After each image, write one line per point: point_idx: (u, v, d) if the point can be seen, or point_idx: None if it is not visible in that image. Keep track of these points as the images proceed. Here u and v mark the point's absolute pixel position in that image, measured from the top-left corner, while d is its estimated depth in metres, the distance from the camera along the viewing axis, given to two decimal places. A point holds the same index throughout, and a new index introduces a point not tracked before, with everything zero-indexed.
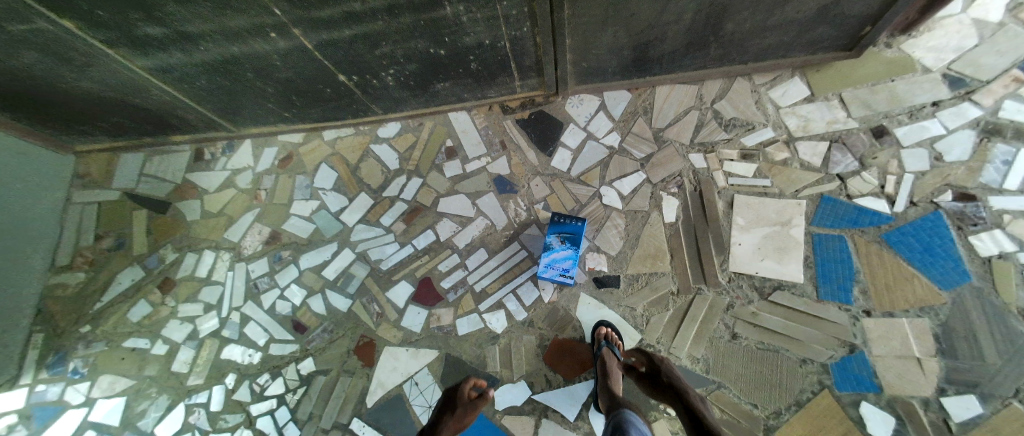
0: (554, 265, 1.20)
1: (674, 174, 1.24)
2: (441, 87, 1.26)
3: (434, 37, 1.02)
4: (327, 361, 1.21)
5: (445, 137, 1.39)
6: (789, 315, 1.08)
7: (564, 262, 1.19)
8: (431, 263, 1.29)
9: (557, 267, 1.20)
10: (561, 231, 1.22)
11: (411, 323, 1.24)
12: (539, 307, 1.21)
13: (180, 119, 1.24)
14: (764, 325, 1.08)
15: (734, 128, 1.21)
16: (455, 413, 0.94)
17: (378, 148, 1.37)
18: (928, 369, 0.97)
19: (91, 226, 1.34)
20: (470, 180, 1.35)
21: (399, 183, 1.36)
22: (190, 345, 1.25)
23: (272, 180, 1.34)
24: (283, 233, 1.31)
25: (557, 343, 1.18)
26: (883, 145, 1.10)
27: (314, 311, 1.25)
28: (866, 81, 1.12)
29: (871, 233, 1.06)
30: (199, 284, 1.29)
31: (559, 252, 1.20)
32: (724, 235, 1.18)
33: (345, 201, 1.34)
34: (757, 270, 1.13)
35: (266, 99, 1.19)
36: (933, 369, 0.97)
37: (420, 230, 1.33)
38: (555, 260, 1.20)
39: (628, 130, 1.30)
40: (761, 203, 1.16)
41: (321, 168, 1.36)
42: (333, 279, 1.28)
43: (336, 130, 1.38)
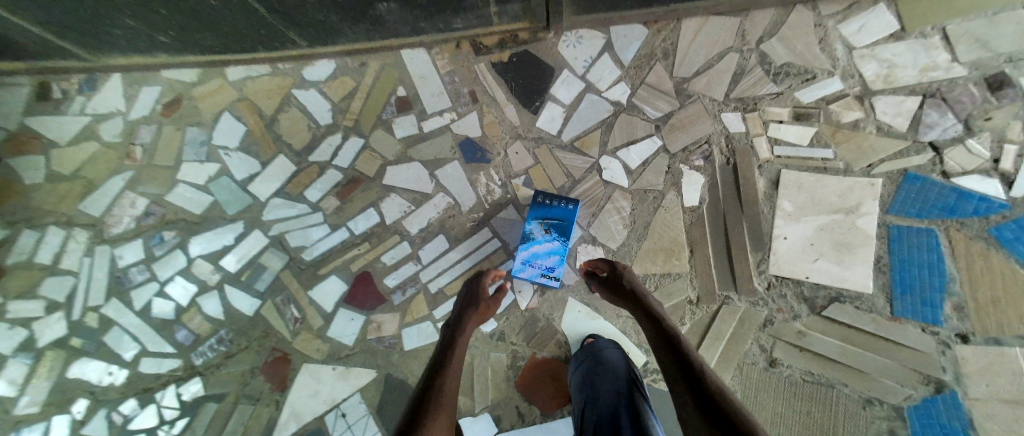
0: (535, 263, 0.88)
1: (701, 141, 0.92)
2: (386, 8, 0.89)
3: None
4: (219, 384, 0.89)
5: (398, 84, 1.01)
6: (849, 336, 0.79)
7: (548, 260, 0.87)
8: (371, 254, 0.96)
9: (539, 265, 0.88)
10: (545, 215, 0.89)
11: (341, 333, 0.92)
12: (513, 316, 0.90)
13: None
14: (815, 350, 0.79)
15: (785, 78, 0.88)
16: (481, 307, 0.75)
17: (302, 94, 1.00)
18: None
19: None
20: (428, 142, 1.00)
21: (332, 143, 1.00)
22: (22, 359, 0.91)
23: (151, 131, 0.98)
24: (166, 206, 0.96)
25: (534, 364, 0.88)
26: (1000, 102, 0.79)
27: (206, 315, 0.93)
28: (984, 9, 0.79)
29: (975, 227, 0.77)
30: (40, 274, 0.93)
31: (542, 245, 0.88)
32: (763, 225, 0.87)
33: (255, 167, 0.98)
34: (808, 275, 0.82)
35: (123, 13, 0.83)
36: None
37: (359, 209, 0.98)
38: (537, 256, 0.88)
39: (640, 80, 0.96)
40: (817, 183, 0.85)
41: (223, 118, 0.99)
42: (236, 272, 0.95)
43: (245, 68, 1.00)
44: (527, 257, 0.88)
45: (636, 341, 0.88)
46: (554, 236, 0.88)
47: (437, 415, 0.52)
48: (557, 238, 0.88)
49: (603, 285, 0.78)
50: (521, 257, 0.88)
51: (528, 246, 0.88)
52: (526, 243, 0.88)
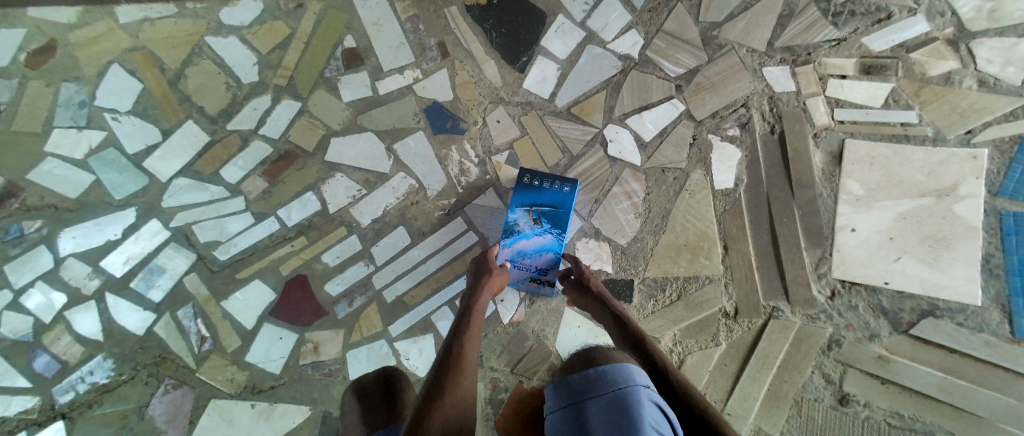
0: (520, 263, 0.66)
1: (736, 104, 0.70)
2: None
3: None
4: (92, 430, 0.65)
5: (345, 32, 0.78)
6: (952, 366, 0.58)
7: (538, 258, 0.65)
8: (308, 252, 0.72)
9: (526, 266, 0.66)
10: (533, 200, 0.66)
11: (264, 358, 0.69)
12: (493, 333, 0.68)
13: None
14: (902, 383, 0.58)
15: (851, 19, 0.67)
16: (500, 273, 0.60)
17: (219, 43, 0.74)
18: None
19: None
20: (385, 108, 0.77)
21: (257, 108, 0.75)
22: None
23: (8, 89, 0.70)
24: (26, 189, 0.69)
25: (522, 398, 0.66)
26: None
27: (78, 335, 0.67)
28: None
29: None
30: None
31: (530, 241, 0.66)
32: (821, 213, 0.65)
33: (155, 136, 0.72)
34: (887, 279, 0.62)
35: None
36: None
37: (293, 194, 0.74)
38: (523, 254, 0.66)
39: (657, 26, 0.74)
40: (896, 156, 0.64)
41: (110, 71, 0.72)
42: (123, 277, 0.69)
43: (141, 6, 0.73)
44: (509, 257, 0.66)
45: None
46: (545, 227, 0.66)
47: (459, 378, 0.43)
48: (550, 229, 0.66)
49: (572, 290, 0.61)
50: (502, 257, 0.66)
51: (511, 242, 0.65)
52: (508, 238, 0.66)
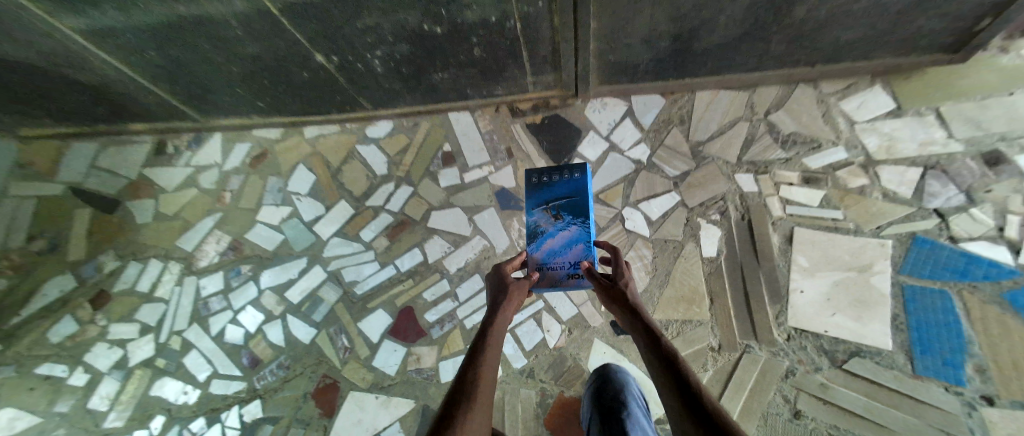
0: (562, 260, 0.79)
1: (717, 198, 1.00)
2: (439, 78, 1.04)
3: (428, 8, 0.82)
4: (276, 407, 0.95)
5: (443, 140, 1.15)
6: (872, 392, 0.81)
7: (574, 247, 0.79)
8: (414, 290, 1.04)
9: (569, 262, 0.79)
10: (550, 203, 0.83)
11: (384, 363, 0.98)
12: (542, 354, 0.93)
13: (132, 101, 1.03)
14: (837, 403, 0.81)
15: (794, 146, 0.98)
16: (513, 293, 0.69)
17: (364, 149, 1.14)
18: None
19: (24, 224, 1.10)
20: (469, 191, 1.11)
21: (386, 191, 1.13)
22: (115, 376, 1.01)
23: (240, 181, 1.12)
24: (244, 243, 1.08)
25: (563, 403, 0.89)
26: (999, 176, 0.86)
27: (269, 341, 1.00)
28: (973, 94, 0.89)
29: (988, 291, 0.80)
30: (138, 301, 1.05)
31: (562, 237, 0.80)
32: (779, 279, 0.92)
33: (321, 210, 1.11)
34: (827, 329, 0.86)
35: (232, 84, 0.99)
36: None
37: (406, 249, 1.08)
38: (561, 252, 0.80)
39: (660, 142, 1.07)
40: (830, 241, 0.91)
41: (297, 169, 1.13)
42: (297, 303, 1.03)
43: (319, 128, 1.15)
44: (550, 254, 0.80)
45: None
46: (568, 219, 0.81)
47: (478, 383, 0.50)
48: (571, 223, 0.80)
49: (604, 290, 0.70)
50: (543, 256, 0.80)
51: (543, 244, 0.80)
52: (542, 242, 0.81)
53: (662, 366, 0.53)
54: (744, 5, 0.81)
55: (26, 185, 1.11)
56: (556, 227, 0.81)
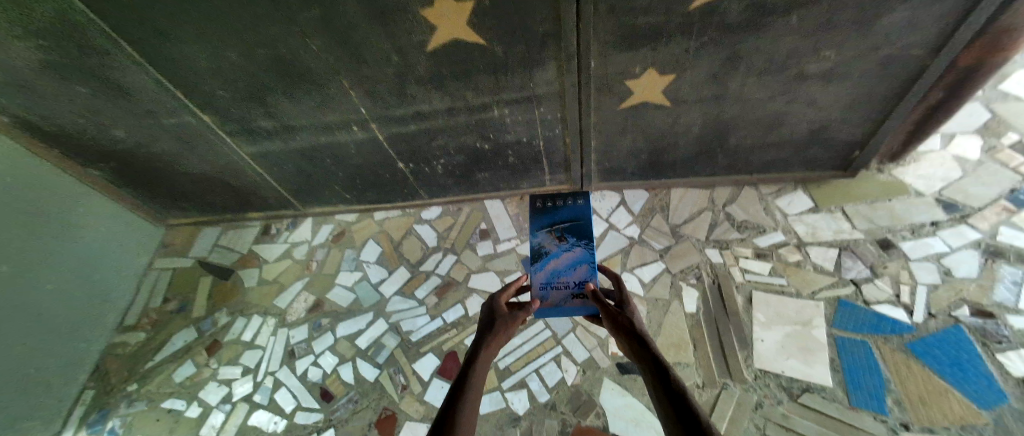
0: (564, 275, 0.98)
1: (693, 266, 1.32)
2: (481, 177, 1.47)
3: (481, 134, 1.28)
4: (347, 433, 1.15)
5: (480, 221, 1.52)
6: (822, 420, 1.00)
7: (580, 267, 0.99)
8: (457, 337, 1.28)
9: (571, 278, 0.98)
10: (556, 230, 1.08)
11: (433, 397, 1.18)
12: (562, 389, 1.15)
13: (260, 198, 1.54)
14: (797, 429, 1.00)
15: (746, 230, 1.36)
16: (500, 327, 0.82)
17: (420, 228, 1.54)
18: None
19: (162, 290, 1.50)
20: (500, 258, 1.42)
21: (435, 259, 1.46)
22: (223, 408, 1.22)
23: (324, 253, 1.51)
24: (326, 302, 1.40)
25: (578, 431, 1.08)
26: (891, 255, 1.22)
27: (343, 379, 1.24)
28: (865, 198, 1.35)
29: (895, 341, 1.08)
30: (243, 347, 1.33)
31: (567, 257, 1.01)
32: (746, 330, 1.18)
33: (385, 273, 1.44)
34: (784, 369, 1.09)
35: (335, 183, 1.48)
36: None
37: (451, 305, 1.35)
38: (565, 269, 1.00)
39: (646, 224, 1.44)
40: (780, 300, 1.21)
41: (367, 244, 1.52)
42: (365, 348, 1.29)
43: (385, 213, 1.59)
44: (559, 270, 0.99)
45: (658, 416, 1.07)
46: (574, 243, 1.04)
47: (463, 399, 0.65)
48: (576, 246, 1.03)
49: (609, 316, 0.84)
50: (553, 271, 1.00)
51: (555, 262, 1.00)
52: (548, 259, 1.01)
53: (657, 381, 0.67)
54: (694, 136, 1.31)
55: (169, 260, 1.58)
56: (562, 247, 1.03)
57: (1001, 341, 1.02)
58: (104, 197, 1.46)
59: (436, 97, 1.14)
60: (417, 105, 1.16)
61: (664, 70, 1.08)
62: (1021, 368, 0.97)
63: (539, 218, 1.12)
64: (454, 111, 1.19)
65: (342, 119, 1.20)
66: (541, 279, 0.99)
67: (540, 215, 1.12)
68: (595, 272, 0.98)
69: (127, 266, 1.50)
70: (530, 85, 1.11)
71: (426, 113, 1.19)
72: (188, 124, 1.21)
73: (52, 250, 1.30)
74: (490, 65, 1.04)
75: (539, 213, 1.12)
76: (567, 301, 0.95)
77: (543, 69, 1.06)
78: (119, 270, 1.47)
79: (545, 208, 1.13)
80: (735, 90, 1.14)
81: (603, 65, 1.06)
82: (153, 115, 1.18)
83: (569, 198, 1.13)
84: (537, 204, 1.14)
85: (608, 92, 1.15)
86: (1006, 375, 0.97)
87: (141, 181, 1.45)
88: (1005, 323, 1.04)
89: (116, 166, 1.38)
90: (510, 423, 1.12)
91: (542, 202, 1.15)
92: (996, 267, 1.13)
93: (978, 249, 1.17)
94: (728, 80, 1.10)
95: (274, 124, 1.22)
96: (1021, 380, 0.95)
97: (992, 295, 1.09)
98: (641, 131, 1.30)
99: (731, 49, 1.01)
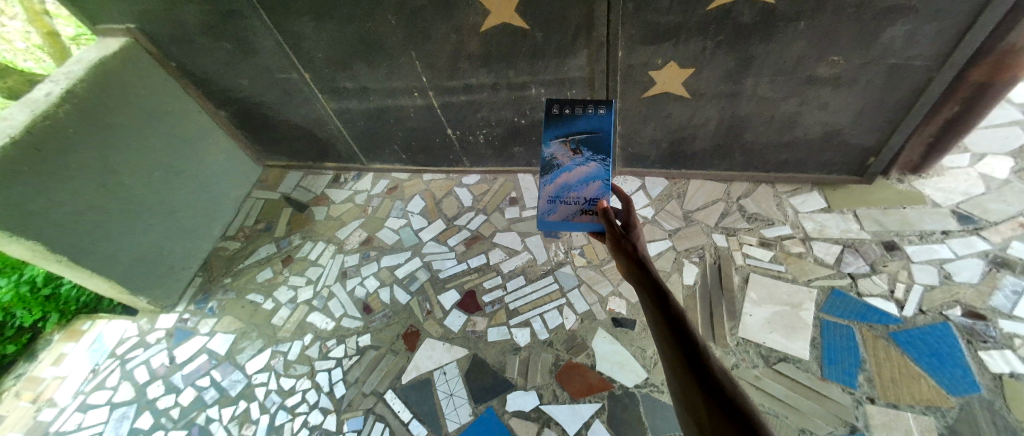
0: (575, 191, 1.02)
1: (698, 246, 1.43)
2: (517, 150, 1.69)
3: (520, 110, 1.50)
4: (380, 339, 1.39)
5: (511, 190, 1.74)
6: (793, 385, 1.09)
7: (591, 185, 1.01)
8: (477, 280, 1.49)
9: (581, 195, 1.02)
10: (570, 135, 1.04)
11: (451, 323, 1.39)
12: (560, 332, 1.31)
13: (336, 152, 1.87)
14: (765, 389, 1.09)
15: (756, 221, 1.46)
16: None
17: (459, 190, 1.78)
18: None
19: (254, 214, 1.87)
20: (524, 222, 1.62)
21: (468, 216, 1.68)
22: (289, 306, 1.53)
23: (379, 201, 1.80)
24: (375, 239, 1.67)
25: (569, 365, 1.24)
26: (894, 256, 1.27)
27: (381, 300, 1.49)
28: (880, 203, 1.40)
29: (879, 329, 1.14)
30: (308, 264, 1.64)
31: (579, 172, 1.02)
32: (737, 305, 1.27)
33: (425, 223, 1.69)
34: (765, 340, 1.19)
35: (395, 144, 1.76)
36: None
37: (476, 253, 1.56)
38: (576, 184, 1.02)
39: (661, 207, 1.56)
40: (775, 284, 1.29)
41: (415, 198, 1.78)
42: (401, 278, 1.54)
43: (434, 175, 1.86)
44: (567, 187, 1.02)
45: (641, 363, 1.21)
46: (590, 157, 1.02)
47: None
48: (590, 160, 1.01)
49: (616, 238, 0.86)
50: (562, 188, 1.03)
51: (563, 175, 1.03)
52: (561, 173, 1.03)
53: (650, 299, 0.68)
54: (713, 130, 1.43)
55: (263, 192, 1.96)
56: (576, 162, 1.02)
57: (986, 340, 1.06)
58: (226, 137, 1.84)
59: (482, 73, 1.37)
60: (468, 79, 1.40)
61: (683, 65, 1.23)
62: (999, 365, 1.01)
63: (555, 126, 1.05)
64: (498, 86, 1.42)
65: (407, 86, 1.47)
66: (552, 192, 1.03)
67: (557, 123, 1.05)
68: (607, 190, 1.00)
69: (234, 191, 1.90)
70: (563, 69, 1.31)
71: (475, 86, 1.43)
72: (293, 79, 1.53)
73: (187, 166, 1.67)
74: (531, 48, 1.26)
75: (556, 119, 1.05)
76: (575, 216, 1.02)
77: (576, 56, 1.26)
78: (227, 195, 1.87)
79: (561, 115, 1.04)
80: (750, 88, 1.26)
81: (629, 55, 1.23)
82: (270, 70, 1.51)
83: (589, 106, 1.03)
84: (553, 110, 1.05)
85: (632, 81, 1.32)
86: (984, 370, 1.02)
87: (251, 126, 1.82)
88: (994, 325, 1.08)
89: (235, 110, 1.75)
90: (511, 351, 1.30)
91: (559, 108, 1.05)
92: (998, 276, 1.16)
93: (984, 258, 1.20)
94: (742, 78, 1.23)
95: (356, 87, 1.52)
96: (997, 375, 1.00)
97: (989, 300, 1.12)
98: (663, 121, 1.44)
99: (744, 52, 1.16)
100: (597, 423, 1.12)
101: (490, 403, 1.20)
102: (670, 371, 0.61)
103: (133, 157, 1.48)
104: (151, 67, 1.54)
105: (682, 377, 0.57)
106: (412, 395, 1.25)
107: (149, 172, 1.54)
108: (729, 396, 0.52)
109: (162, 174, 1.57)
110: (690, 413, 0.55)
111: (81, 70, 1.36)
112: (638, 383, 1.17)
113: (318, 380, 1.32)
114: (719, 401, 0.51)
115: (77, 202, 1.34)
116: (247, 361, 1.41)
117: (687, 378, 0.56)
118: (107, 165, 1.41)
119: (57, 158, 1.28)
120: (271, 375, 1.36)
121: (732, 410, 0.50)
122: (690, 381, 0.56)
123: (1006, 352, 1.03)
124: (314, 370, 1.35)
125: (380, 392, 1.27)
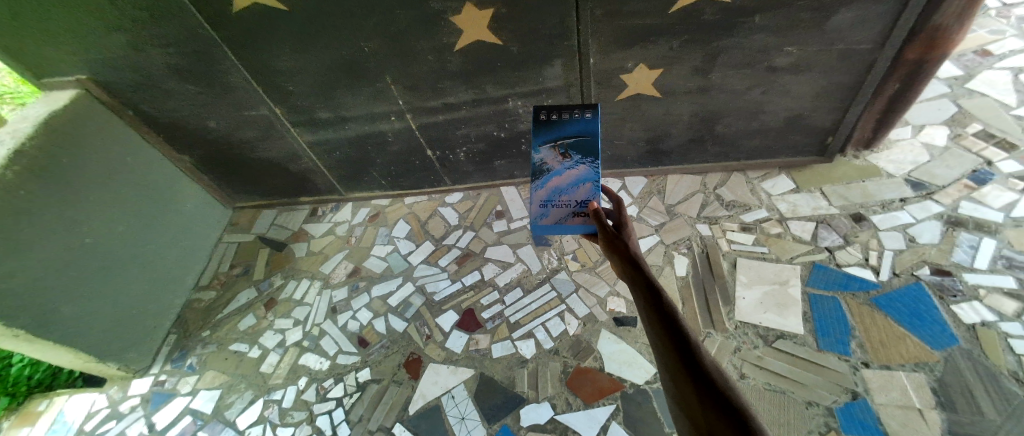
0: (566, 194, 1.01)
1: (684, 239, 1.48)
2: (498, 164, 1.70)
3: (499, 123, 1.52)
4: (381, 371, 1.34)
5: (496, 204, 1.74)
6: (793, 360, 1.13)
7: (582, 187, 1.01)
8: (475, 297, 1.46)
9: (573, 197, 1.01)
10: (558, 140, 1.06)
11: (453, 345, 1.36)
12: (565, 339, 1.30)
13: (312, 184, 1.84)
14: (769, 367, 1.13)
15: (734, 208, 1.52)
16: None
17: (444, 210, 1.76)
18: (932, 421, 0.97)
19: (230, 259, 1.80)
20: (513, 234, 1.62)
21: (456, 234, 1.66)
22: (278, 350, 1.45)
23: (362, 230, 1.76)
24: (362, 268, 1.62)
25: (578, 370, 1.23)
26: (863, 227, 1.36)
27: (377, 330, 1.44)
28: (843, 179, 1.50)
29: (862, 297, 1.21)
30: (294, 304, 1.57)
31: (570, 175, 1.02)
32: (730, 290, 1.32)
33: (413, 246, 1.66)
34: (761, 321, 1.23)
35: (374, 170, 1.74)
36: (936, 421, 0.97)
37: (469, 271, 1.54)
38: (567, 187, 1.02)
39: (644, 204, 1.61)
40: (761, 265, 1.35)
41: (399, 223, 1.75)
42: (395, 305, 1.49)
43: (415, 197, 1.84)
44: (557, 191, 1.02)
45: (648, 359, 1.22)
46: (579, 161, 1.03)
47: None
48: (581, 163, 1.02)
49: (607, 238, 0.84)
50: (552, 192, 1.02)
51: (552, 179, 1.03)
52: (551, 176, 1.03)
53: (644, 298, 0.66)
54: (684, 125, 1.50)
55: (236, 234, 1.89)
56: (566, 165, 1.03)
57: (955, 294, 1.15)
58: (192, 182, 1.80)
59: (461, 90, 1.38)
60: (446, 98, 1.41)
61: (653, 65, 1.28)
62: (971, 316, 1.10)
63: (544, 132, 1.07)
64: (476, 102, 1.43)
65: (384, 110, 1.47)
66: (543, 196, 1.03)
67: (545, 129, 1.07)
68: (598, 191, 1.00)
69: (204, 236, 1.83)
70: (539, 80, 1.34)
71: (453, 104, 1.44)
72: (262, 114, 1.51)
73: (150, 217, 1.60)
74: (507, 62, 1.28)
75: (543, 126, 1.07)
76: (568, 219, 1.01)
77: (550, 66, 1.29)
78: (196, 243, 1.79)
79: (549, 121, 1.06)
80: (717, 81, 1.32)
81: (603, 61, 1.27)
82: (238, 106, 1.47)
83: (576, 111, 1.05)
84: (541, 117, 1.07)
85: (606, 86, 1.36)
86: (958, 322, 1.10)
87: (223, 165, 1.77)
88: (960, 279, 1.17)
89: (201, 153, 1.72)
90: (519, 364, 1.28)
91: (546, 114, 1.07)
92: (955, 234, 1.27)
93: (940, 220, 1.31)
94: (710, 72, 1.30)
95: (330, 115, 1.50)
96: (971, 325, 1.08)
97: (951, 256, 1.23)
98: (638, 121, 1.50)
99: (709, 48, 1.22)
100: (614, 426, 1.11)
101: (504, 420, 1.17)
102: (662, 367, 0.58)
103: (87, 210, 1.40)
104: (107, 116, 1.49)
105: (675, 376, 0.54)
106: (422, 425, 1.20)
107: (109, 224, 1.46)
108: (725, 393, 0.49)
109: (125, 228, 1.51)
110: (683, 414, 0.51)
111: (27, 127, 1.30)
112: (649, 380, 1.17)
113: (319, 425, 1.25)
114: (717, 403, 0.48)
115: (34, 263, 1.25)
116: (238, 416, 1.32)
117: (681, 374, 0.53)
118: (65, 220, 1.34)
119: (12, 223, 1.20)
120: (267, 426, 1.28)
121: (727, 407, 0.47)
122: (684, 380, 0.52)
123: (974, 303, 1.12)
124: (313, 414, 1.28)
125: (387, 427, 1.22)
